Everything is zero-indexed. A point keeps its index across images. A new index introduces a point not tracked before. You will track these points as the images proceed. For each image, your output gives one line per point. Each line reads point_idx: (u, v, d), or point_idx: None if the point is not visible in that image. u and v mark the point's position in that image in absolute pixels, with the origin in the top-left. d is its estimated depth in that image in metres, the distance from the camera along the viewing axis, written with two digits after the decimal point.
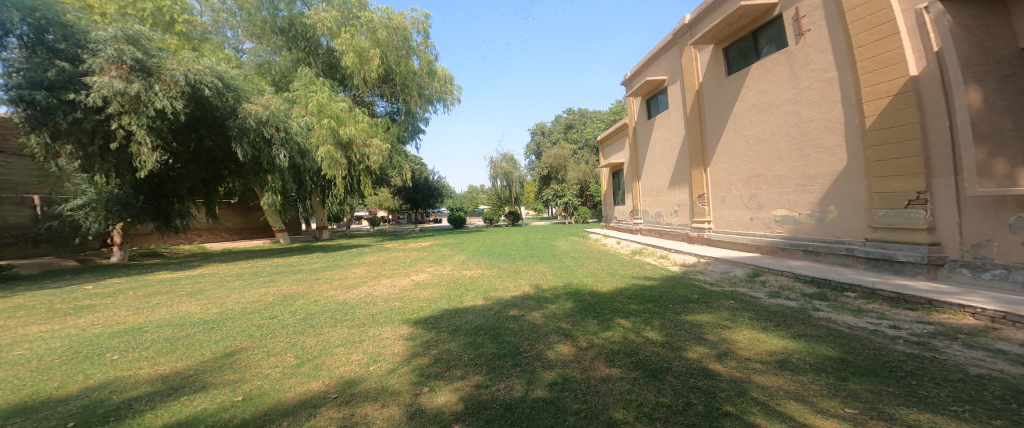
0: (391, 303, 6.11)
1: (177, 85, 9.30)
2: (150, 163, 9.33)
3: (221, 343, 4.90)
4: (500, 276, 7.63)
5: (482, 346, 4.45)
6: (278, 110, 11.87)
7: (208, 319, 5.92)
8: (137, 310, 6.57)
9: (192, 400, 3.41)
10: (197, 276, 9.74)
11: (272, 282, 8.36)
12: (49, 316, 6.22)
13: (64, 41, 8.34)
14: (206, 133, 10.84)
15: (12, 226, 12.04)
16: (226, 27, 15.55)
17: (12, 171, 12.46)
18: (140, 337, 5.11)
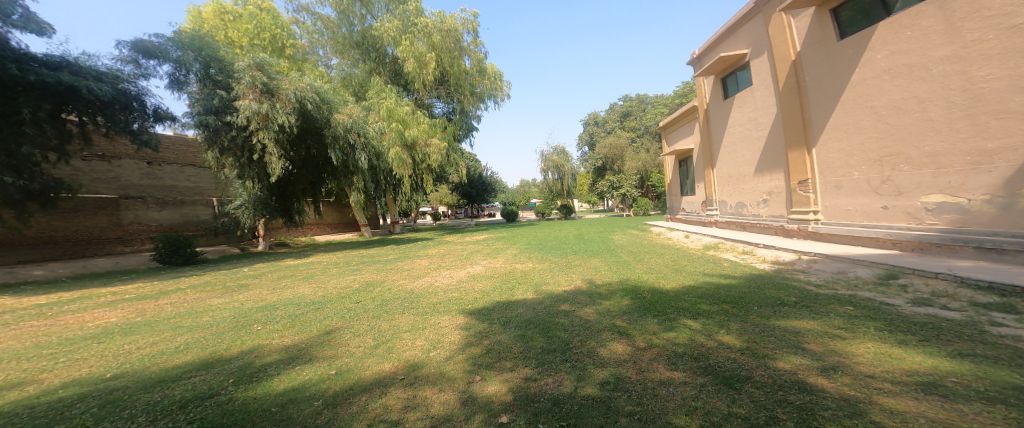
0: (449, 293, 6.48)
1: (290, 102, 10.99)
2: (278, 170, 11.12)
3: (324, 321, 5.73)
4: (551, 270, 7.59)
5: (532, 340, 4.45)
6: (359, 117, 13.31)
7: (318, 300, 6.95)
8: (273, 290, 8.04)
9: (302, 370, 4.06)
10: (311, 264, 11.33)
11: (358, 270, 9.47)
12: (223, 291, 7.93)
13: (220, 72, 10.50)
14: (311, 142, 12.62)
15: (198, 221, 15.58)
16: (318, 46, 17.66)
17: (202, 180, 16.18)
18: (274, 313, 6.22)
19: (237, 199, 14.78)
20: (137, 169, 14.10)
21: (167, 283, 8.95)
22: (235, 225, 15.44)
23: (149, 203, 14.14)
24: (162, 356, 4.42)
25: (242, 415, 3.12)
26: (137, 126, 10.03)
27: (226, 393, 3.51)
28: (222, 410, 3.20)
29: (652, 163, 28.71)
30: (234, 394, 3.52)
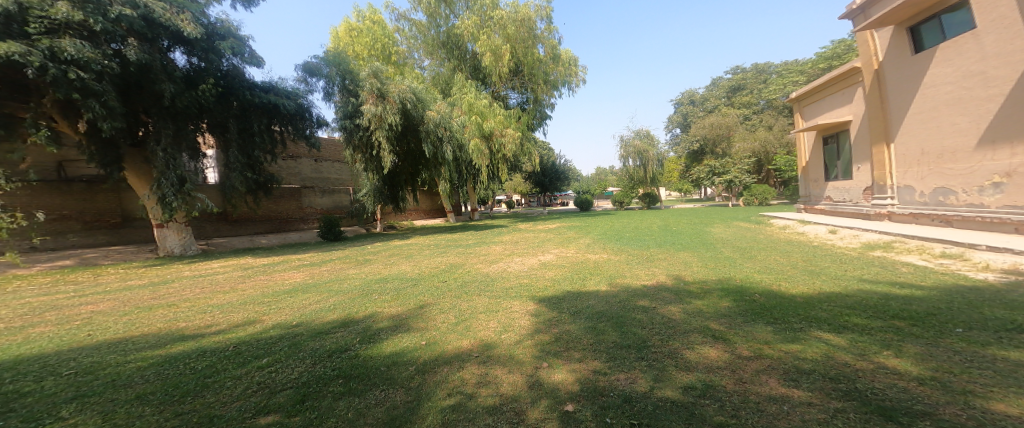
0: (521, 279, 6.63)
1: (395, 103, 12.82)
2: (389, 164, 12.90)
3: (419, 296, 6.40)
4: (628, 263, 7.23)
5: (604, 332, 4.13)
6: (445, 113, 14.33)
7: (414, 278, 7.71)
8: (381, 267, 9.18)
9: (402, 339, 4.57)
10: (403, 247, 12.20)
11: (442, 253, 10.18)
12: (338, 269, 9.23)
13: (351, 84, 13.21)
14: (411, 138, 14.10)
15: (342, 206, 19.88)
16: (413, 50, 18.97)
17: (345, 174, 20.62)
18: (385, 288, 7.14)
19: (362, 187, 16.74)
20: (307, 165, 18.39)
21: (323, 254, 11.94)
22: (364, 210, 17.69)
23: (316, 191, 18.45)
24: (319, 313, 5.63)
25: (361, 371, 3.57)
26: (307, 131, 13.53)
27: (354, 352, 4.09)
28: (352, 366, 3.70)
29: (762, 145, 25.11)
30: (358, 352, 4.10)
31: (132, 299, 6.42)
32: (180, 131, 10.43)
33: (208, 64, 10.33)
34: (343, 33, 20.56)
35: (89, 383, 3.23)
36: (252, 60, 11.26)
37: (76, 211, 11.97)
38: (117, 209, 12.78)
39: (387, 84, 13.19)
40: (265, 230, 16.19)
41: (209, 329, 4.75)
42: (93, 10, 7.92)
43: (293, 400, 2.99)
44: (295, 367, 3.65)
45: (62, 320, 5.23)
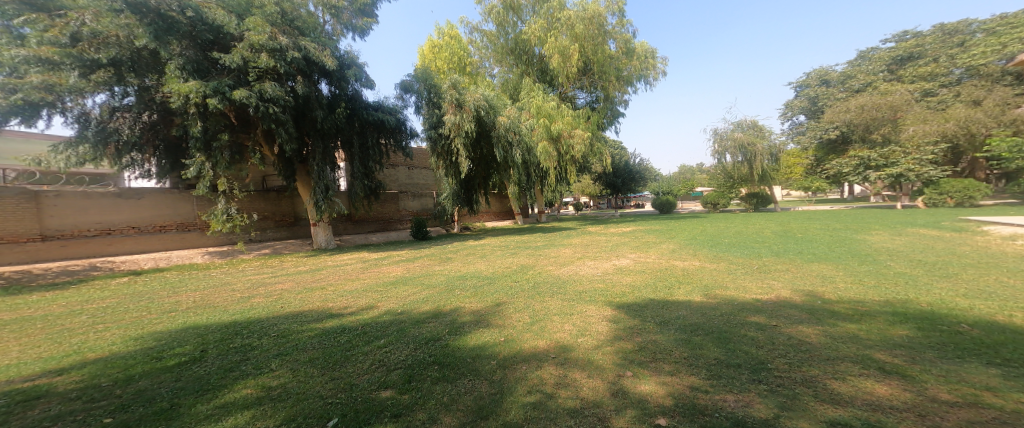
0: (595, 283, 6.44)
1: (471, 111, 13.93)
2: (465, 168, 14.15)
3: (496, 295, 6.61)
4: (733, 274, 6.53)
5: (703, 347, 3.61)
6: (515, 118, 15.03)
7: (489, 278, 7.93)
8: (457, 268, 9.62)
9: (483, 333, 4.78)
10: (477, 248, 12.65)
11: (513, 254, 10.32)
12: (418, 271, 9.90)
13: (435, 96, 14.55)
14: (484, 143, 15.08)
15: (427, 208, 20.86)
16: (485, 59, 19.61)
17: (429, 179, 21.98)
18: (459, 287, 7.53)
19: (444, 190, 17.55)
20: (402, 172, 20.03)
21: (416, 251, 13.54)
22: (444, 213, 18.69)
23: (408, 195, 19.73)
24: (416, 304, 6.55)
25: (452, 360, 3.90)
26: (404, 143, 14.74)
27: (445, 341, 4.51)
28: (444, 353, 4.11)
29: (963, 124, 18.19)
30: (448, 342, 4.48)
31: (302, 281, 8.60)
32: (324, 149, 12.38)
33: (340, 90, 12.00)
34: (429, 51, 22.16)
35: (269, 350, 4.18)
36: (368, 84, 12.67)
37: (270, 212, 14.44)
38: (292, 212, 15.22)
39: (464, 94, 14.32)
40: (374, 229, 17.92)
41: (348, 309, 6.21)
42: (281, 56, 9.96)
43: (403, 379, 3.43)
44: (404, 351, 4.21)
45: (242, 297, 6.92)
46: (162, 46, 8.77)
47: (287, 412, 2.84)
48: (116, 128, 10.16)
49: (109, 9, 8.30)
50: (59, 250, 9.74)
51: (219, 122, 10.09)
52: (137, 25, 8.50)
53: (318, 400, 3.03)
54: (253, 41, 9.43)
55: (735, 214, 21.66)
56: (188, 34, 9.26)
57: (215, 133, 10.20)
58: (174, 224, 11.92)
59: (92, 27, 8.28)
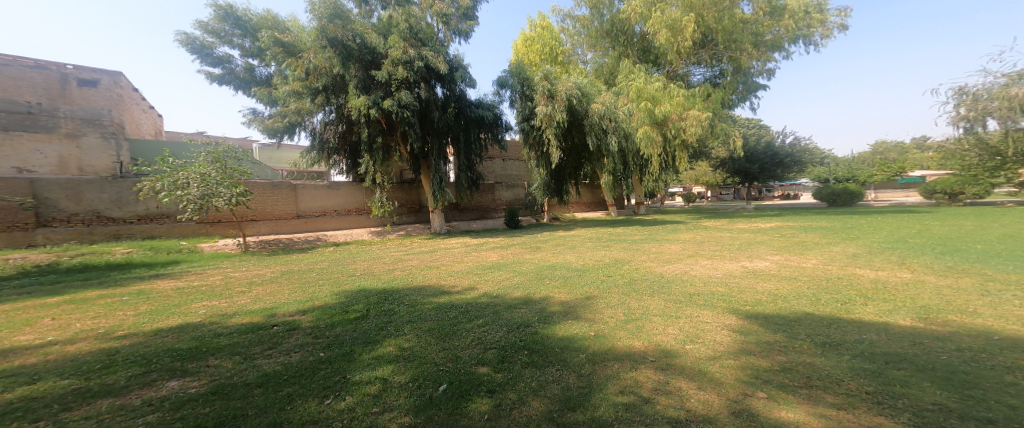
0: (712, 286, 5.73)
1: (563, 101, 13.64)
2: (555, 158, 14.01)
3: (586, 288, 6.37)
4: (999, 297, 4.55)
5: (911, 385, 2.60)
6: (611, 104, 14.37)
7: (579, 270, 7.75)
8: (561, 257, 9.53)
9: (571, 326, 4.64)
10: (568, 238, 12.62)
11: (606, 246, 9.95)
12: (527, 258, 10.12)
13: (527, 88, 14.58)
14: (576, 133, 14.84)
15: (519, 198, 21.18)
16: (577, 46, 19.09)
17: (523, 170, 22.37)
18: (549, 276, 7.56)
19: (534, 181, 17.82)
20: (497, 164, 20.94)
21: (509, 238, 13.89)
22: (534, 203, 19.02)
23: (503, 185, 20.27)
24: (510, 289, 6.70)
25: (541, 348, 3.93)
26: (500, 136, 15.08)
27: (534, 328, 4.63)
28: (532, 340, 4.21)
29: None
30: (538, 330, 4.55)
31: (423, 259, 9.92)
32: (439, 145, 13.53)
33: (451, 92, 12.90)
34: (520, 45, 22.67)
35: (404, 316, 5.40)
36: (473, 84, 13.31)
37: (402, 200, 16.26)
38: (418, 199, 16.76)
39: (556, 84, 14.04)
40: (474, 218, 18.83)
41: (457, 288, 6.90)
42: (410, 67, 11.52)
43: (497, 358, 3.65)
44: (498, 332, 4.49)
45: (352, 279, 7.94)
46: (345, 71, 11.18)
47: (413, 372, 3.37)
48: (325, 137, 13.00)
49: (319, 46, 10.92)
50: (304, 226, 13.68)
51: (376, 128, 12.32)
52: (333, 57, 10.96)
53: (433, 366, 3.53)
54: (392, 57, 11.18)
55: (923, 212, 16.70)
56: (357, 57, 11.41)
57: (374, 137, 12.40)
58: (356, 209, 15.12)
59: (311, 62, 10.94)
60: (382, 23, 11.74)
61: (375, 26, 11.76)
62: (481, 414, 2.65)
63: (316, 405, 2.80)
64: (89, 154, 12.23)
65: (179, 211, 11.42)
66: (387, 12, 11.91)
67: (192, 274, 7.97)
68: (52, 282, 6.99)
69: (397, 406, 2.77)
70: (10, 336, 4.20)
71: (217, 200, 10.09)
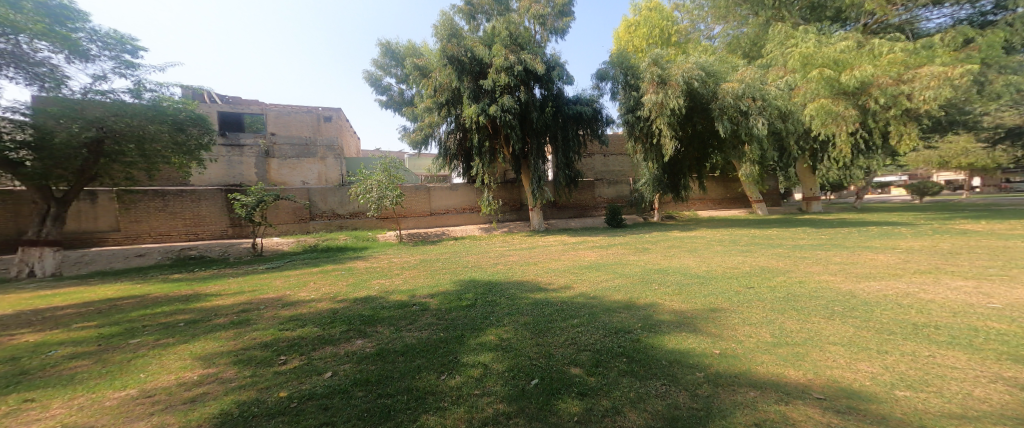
0: (971, 321, 3.88)
1: (679, 86, 12.34)
2: (670, 149, 12.93)
3: (708, 297, 5.39)
4: None
5: None
6: (753, 79, 12.67)
7: (702, 274, 6.77)
8: (701, 258, 8.26)
9: (686, 338, 3.97)
10: (693, 237, 11.62)
11: (749, 251, 8.46)
12: (662, 256, 9.16)
13: (632, 78, 13.89)
14: (698, 119, 13.72)
15: (624, 195, 19.67)
16: (700, 21, 17.66)
17: (625, 165, 20.92)
18: (665, 277, 6.86)
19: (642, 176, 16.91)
20: (597, 159, 20.24)
21: (610, 238, 12.93)
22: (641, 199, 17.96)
23: (604, 182, 19.07)
24: (607, 292, 6.27)
25: (643, 357, 3.59)
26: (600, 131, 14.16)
27: (634, 334, 4.23)
28: (633, 347, 3.85)
29: None
30: (641, 337, 4.11)
31: (524, 255, 9.78)
32: (539, 145, 13.24)
33: (549, 91, 12.52)
34: (622, 32, 21.34)
35: (504, 308, 5.76)
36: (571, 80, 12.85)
37: (502, 198, 16.45)
38: (518, 198, 16.72)
39: (669, 68, 12.96)
40: (573, 216, 18.35)
41: (552, 286, 6.92)
42: (511, 72, 11.40)
43: (592, 361, 3.57)
44: (592, 334, 4.37)
45: (460, 270, 8.27)
46: (460, 83, 11.55)
47: (508, 363, 3.75)
48: (447, 145, 13.41)
49: (441, 65, 11.51)
50: (439, 222, 15.11)
51: (484, 133, 12.51)
52: (452, 73, 11.45)
53: (526, 360, 3.75)
54: (495, 64, 11.16)
55: None
56: (469, 70, 11.68)
57: (483, 142, 12.62)
58: (470, 207, 15.76)
59: (437, 81, 11.61)
60: (486, 35, 11.74)
61: (480, 39, 11.86)
62: (571, 415, 2.68)
63: (434, 379, 3.52)
64: (330, 167, 18.96)
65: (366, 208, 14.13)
66: (490, 23, 11.90)
67: (313, 267, 9.07)
68: (317, 256, 10.45)
69: (493, 393, 3.12)
70: (297, 292, 7.05)
71: (383, 199, 11.91)
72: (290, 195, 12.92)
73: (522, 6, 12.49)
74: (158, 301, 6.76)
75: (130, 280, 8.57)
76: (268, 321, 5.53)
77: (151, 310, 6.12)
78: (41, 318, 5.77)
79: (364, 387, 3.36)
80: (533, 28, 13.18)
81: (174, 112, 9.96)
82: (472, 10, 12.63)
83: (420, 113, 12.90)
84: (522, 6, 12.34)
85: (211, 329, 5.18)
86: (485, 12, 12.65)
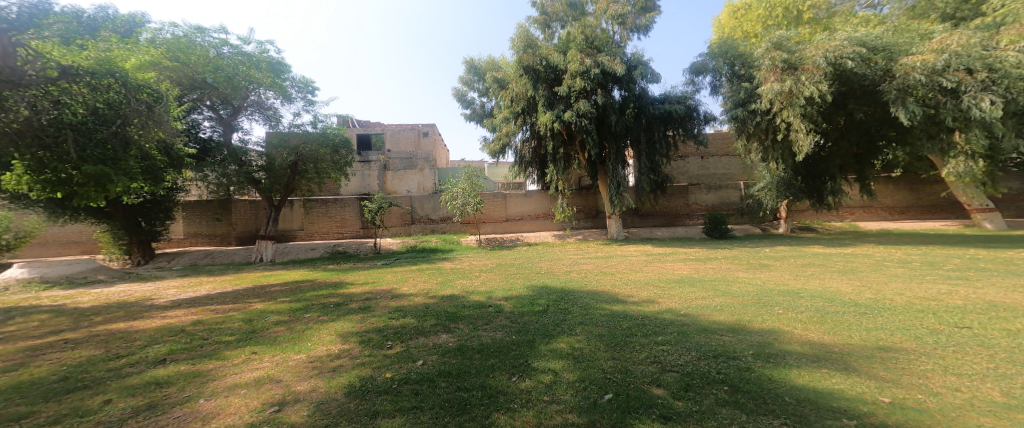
0: None
1: (820, 69, 10.32)
2: (806, 145, 10.96)
3: (874, 332, 4.28)
4: None
5: None
6: (969, 43, 9.81)
7: (861, 303, 5.56)
8: (862, 286, 6.66)
9: (831, 376, 3.15)
10: (848, 256, 10.05)
11: (962, 280, 6.81)
12: (795, 276, 7.69)
13: (743, 67, 12.58)
14: (855, 106, 11.62)
15: (730, 202, 17.11)
16: None
17: (731, 167, 18.28)
18: (797, 301, 5.77)
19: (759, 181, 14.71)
20: (693, 162, 18.19)
21: (709, 251, 11.27)
22: (758, 206, 15.30)
23: (702, 187, 16.99)
24: (706, 311, 5.44)
25: (755, 391, 2.94)
26: (697, 130, 12.57)
27: (745, 362, 3.54)
28: (739, 376, 3.22)
29: None
30: (752, 366, 3.43)
31: (600, 264, 9.18)
32: (618, 149, 12.38)
33: (630, 91, 11.53)
34: (726, 20, 19.11)
35: (577, 317, 5.37)
36: (654, 78, 11.79)
37: (579, 205, 15.91)
38: (594, 205, 15.90)
39: (798, 50, 11.17)
40: (659, 224, 16.85)
41: (632, 298, 6.26)
42: (588, 76, 10.80)
43: (680, 384, 3.12)
44: (682, 354, 3.83)
45: (547, 274, 8.14)
46: (535, 92, 11.28)
47: (579, 374, 3.48)
48: (522, 154, 13.19)
49: (518, 75, 11.41)
50: (515, 228, 15.28)
51: (559, 140, 12.04)
52: (528, 82, 11.26)
53: (599, 373, 3.47)
54: (569, 70, 10.71)
55: None
56: (544, 79, 11.39)
57: (558, 149, 12.21)
58: (543, 214, 15.53)
59: (514, 91, 11.57)
60: (560, 42, 11.37)
61: (555, 46, 11.50)
62: None
63: (506, 379, 3.44)
64: (429, 178, 20.36)
65: (449, 214, 14.95)
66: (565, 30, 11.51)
67: (409, 264, 9.89)
68: (409, 256, 11.32)
69: (563, 401, 2.96)
70: (401, 286, 7.69)
71: (466, 206, 12.44)
72: (396, 201, 14.45)
73: (597, 9, 11.85)
74: (320, 284, 8.34)
75: (291, 267, 10.73)
76: (382, 309, 6.17)
77: (317, 291, 7.64)
78: (261, 291, 7.88)
79: (447, 379, 3.45)
80: (612, 29, 12.42)
81: (334, 138, 12.29)
82: (547, 19, 12.29)
83: (497, 124, 12.81)
84: (599, 8, 11.73)
85: (347, 312, 6.07)
86: (560, 19, 12.25)
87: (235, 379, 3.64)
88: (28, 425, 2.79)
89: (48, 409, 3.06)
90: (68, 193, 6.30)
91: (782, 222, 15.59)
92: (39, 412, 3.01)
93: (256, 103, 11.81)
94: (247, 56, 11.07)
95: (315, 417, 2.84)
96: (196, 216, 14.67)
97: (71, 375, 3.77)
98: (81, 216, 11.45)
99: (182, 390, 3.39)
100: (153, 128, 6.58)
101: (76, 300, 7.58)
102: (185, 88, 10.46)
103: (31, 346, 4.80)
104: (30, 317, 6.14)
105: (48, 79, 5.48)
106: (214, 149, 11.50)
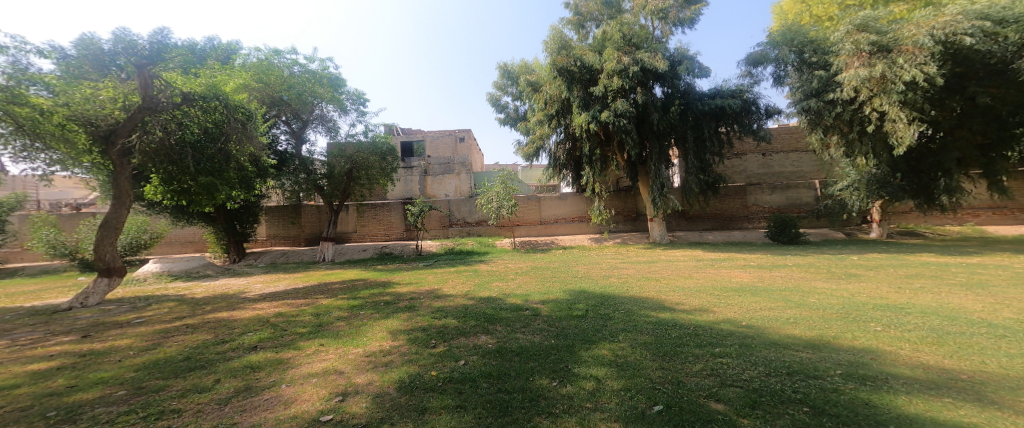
0: None
1: (924, 49, 8.91)
2: (907, 137, 9.39)
3: (1017, 359, 3.59)
4: None
5: None
6: None
7: (998, 324, 4.68)
8: (995, 303, 5.59)
9: (958, 408, 2.68)
10: (973, 266, 8.47)
11: None
12: (895, 289, 6.69)
13: (815, 53, 11.22)
14: (978, 88, 9.66)
15: (800, 203, 15.36)
16: None
17: (803, 164, 16.47)
18: (902, 318, 5.01)
19: (844, 179, 13.16)
20: (754, 160, 16.72)
21: (776, 258, 10.17)
22: (840, 208, 13.62)
23: (764, 187, 15.44)
24: (777, 323, 4.94)
25: (846, 416, 2.62)
26: (756, 126, 11.53)
27: (831, 382, 3.17)
28: (825, 398, 2.89)
29: None
30: (842, 388, 3.06)
31: (643, 269, 8.77)
32: (660, 149, 11.84)
33: (674, 88, 11.01)
34: (790, 4, 17.25)
35: (619, 323, 5.17)
36: (702, 73, 11.05)
37: (617, 208, 15.34)
38: (634, 207, 15.27)
39: (891, 31, 9.72)
40: (710, 227, 15.71)
41: (683, 306, 5.87)
42: (626, 74, 10.41)
43: (745, 401, 2.88)
44: (746, 368, 3.53)
45: (596, 278, 7.95)
46: (569, 94, 11.12)
47: (624, 382, 3.35)
48: (555, 156, 13.06)
49: (551, 78, 11.32)
50: (550, 230, 15.19)
51: (596, 141, 11.75)
52: (562, 84, 11.13)
53: (648, 382, 3.33)
54: (606, 69, 10.38)
55: None
56: (578, 80, 11.17)
57: (595, 151, 11.94)
58: (578, 217, 15.27)
59: (549, 94, 11.50)
60: (596, 41, 11.07)
61: (590, 46, 11.25)
62: None
63: (546, 384, 3.42)
64: (466, 181, 20.85)
65: (484, 217, 15.25)
66: (601, 29, 11.19)
67: (456, 266, 10.23)
68: (449, 258, 11.77)
69: (608, 410, 2.88)
70: (442, 287, 7.99)
71: (502, 209, 12.59)
72: (436, 205, 15.10)
73: (636, 4, 11.39)
74: (372, 283, 8.94)
75: (349, 266, 11.64)
76: (426, 308, 6.45)
77: (371, 290, 8.20)
78: (326, 288, 8.65)
79: (488, 380, 3.52)
80: (652, 24, 11.91)
81: (382, 146, 13.17)
82: (581, 19, 11.98)
83: (532, 127, 12.82)
84: (637, 4, 11.24)
85: (397, 310, 6.43)
86: (595, 18, 11.90)
87: (309, 368, 4.05)
88: (165, 396, 3.35)
89: (178, 384, 3.64)
90: (189, 200, 7.78)
91: (874, 226, 13.61)
92: (171, 386, 3.59)
93: (320, 117, 13.03)
94: (313, 74, 12.25)
95: (372, 409, 3.04)
96: (271, 219, 16.50)
97: (191, 355, 4.46)
98: (194, 220, 13.49)
99: (270, 375, 3.84)
100: (247, 143, 7.57)
101: (191, 291, 8.91)
102: (266, 106, 11.88)
103: (163, 328, 5.74)
104: (162, 304, 7.34)
105: (174, 104, 6.67)
106: (289, 159, 12.82)
